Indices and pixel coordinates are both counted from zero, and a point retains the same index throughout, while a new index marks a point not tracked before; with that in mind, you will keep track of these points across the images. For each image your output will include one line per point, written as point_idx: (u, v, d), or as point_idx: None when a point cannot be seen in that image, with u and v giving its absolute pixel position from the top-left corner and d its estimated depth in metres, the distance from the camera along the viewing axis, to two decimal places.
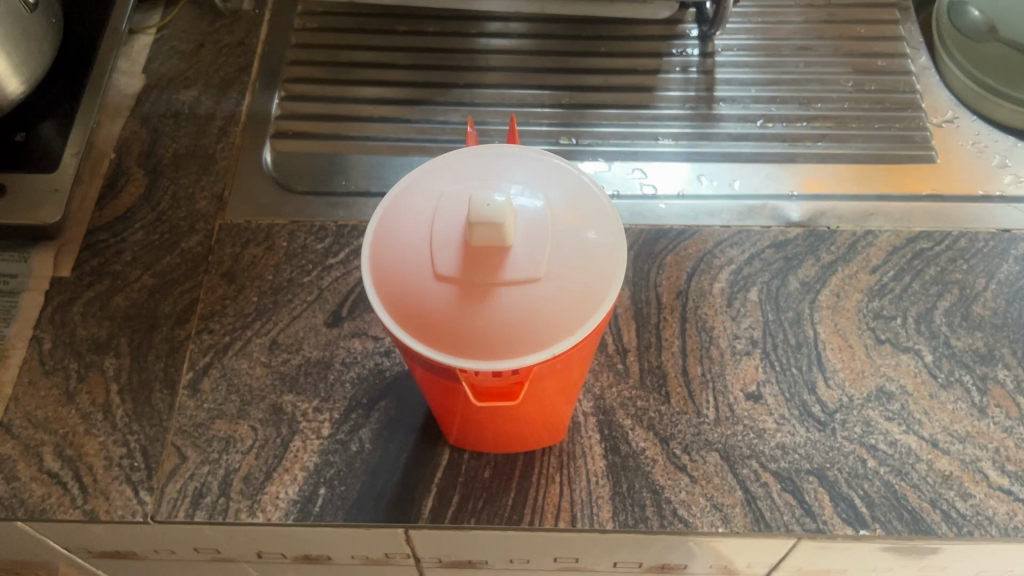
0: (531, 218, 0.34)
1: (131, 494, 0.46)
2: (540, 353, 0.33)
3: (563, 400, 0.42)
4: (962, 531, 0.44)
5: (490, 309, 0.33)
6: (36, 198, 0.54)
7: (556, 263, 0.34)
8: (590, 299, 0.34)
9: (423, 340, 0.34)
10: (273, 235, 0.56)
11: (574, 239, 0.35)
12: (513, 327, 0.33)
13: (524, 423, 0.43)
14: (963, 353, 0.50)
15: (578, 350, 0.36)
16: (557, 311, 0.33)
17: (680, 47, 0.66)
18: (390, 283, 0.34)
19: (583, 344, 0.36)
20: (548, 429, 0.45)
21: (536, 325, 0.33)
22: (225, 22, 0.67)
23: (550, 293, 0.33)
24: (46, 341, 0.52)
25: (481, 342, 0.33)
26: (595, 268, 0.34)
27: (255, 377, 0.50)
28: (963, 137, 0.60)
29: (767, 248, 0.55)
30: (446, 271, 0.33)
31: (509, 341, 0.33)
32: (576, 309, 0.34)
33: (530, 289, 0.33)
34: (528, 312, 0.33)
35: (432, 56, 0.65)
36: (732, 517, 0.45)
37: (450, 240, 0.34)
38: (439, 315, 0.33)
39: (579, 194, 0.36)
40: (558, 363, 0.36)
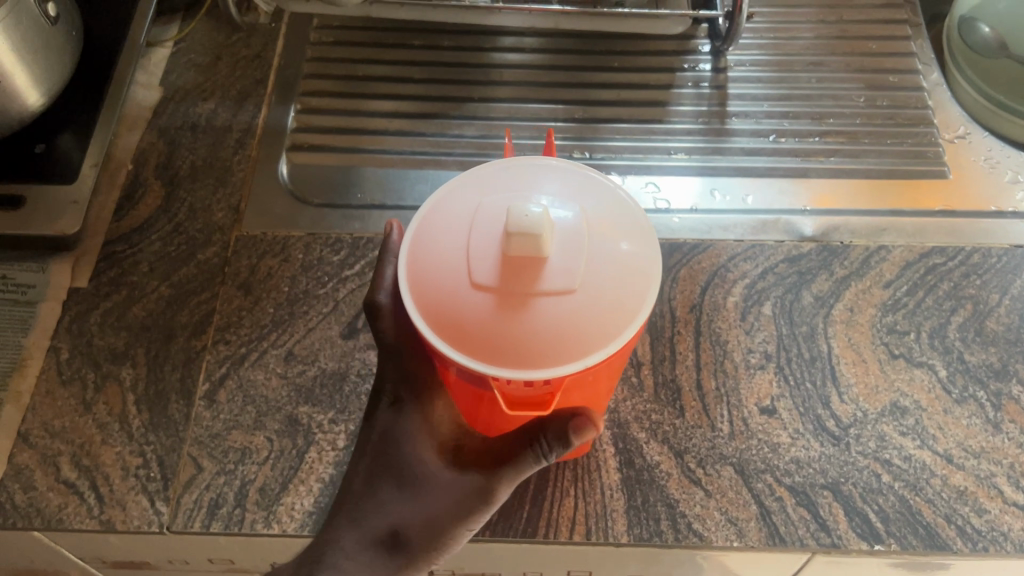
0: (566, 230, 0.35)
1: (148, 505, 0.46)
2: (575, 363, 0.33)
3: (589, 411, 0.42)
4: (978, 547, 0.44)
5: (525, 317, 0.33)
6: (56, 209, 0.55)
7: (591, 275, 0.34)
8: (624, 310, 0.34)
9: (457, 348, 0.34)
10: (290, 247, 0.56)
11: (608, 251, 0.35)
12: (548, 336, 0.33)
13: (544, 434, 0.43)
14: (977, 368, 0.51)
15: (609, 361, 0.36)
16: (591, 322, 0.34)
17: (692, 63, 0.66)
18: (426, 289, 0.35)
19: (614, 357, 0.36)
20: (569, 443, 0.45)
21: (569, 335, 0.33)
22: (242, 35, 0.67)
23: (584, 304, 0.34)
24: (63, 351, 0.52)
25: (517, 350, 0.33)
26: (628, 281, 0.35)
27: (271, 388, 0.50)
28: (975, 152, 0.60)
29: (781, 262, 0.55)
30: (482, 280, 0.34)
31: (544, 349, 0.33)
32: (610, 320, 0.34)
33: (565, 299, 0.34)
34: (562, 323, 0.33)
35: (446, 70, 0.65)
36: (747, 531, 0.45)
37: (487, 250, 0.34)
38: (474, 323, 0.34)
39: (613, 207, 0.37)
40: (589, 372, 0.36)
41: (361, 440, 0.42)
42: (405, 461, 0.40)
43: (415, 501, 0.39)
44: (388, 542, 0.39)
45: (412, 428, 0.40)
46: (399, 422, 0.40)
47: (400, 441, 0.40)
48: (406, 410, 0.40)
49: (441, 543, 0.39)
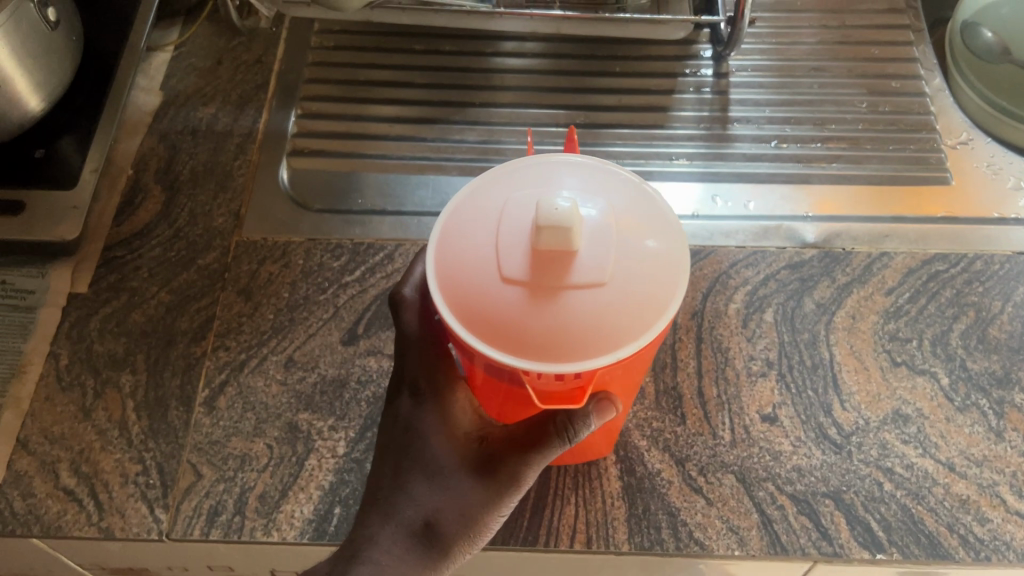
0: (595, 224, 0.34)
1: (147, 512, 0.46)
2: (604, 356, 0.33)
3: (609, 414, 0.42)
4: (980, 556, 0.44)
5: (556, 310, 0.33)
6: (56, 215, 0.55)
7: (620, 269, 0.34)
8: (654, 304, 0.34)
9: (487, 341, 0.34)
10: (290, 252, 0.56)
11: (637, 246, 0.35)
12: (579, 329, 0.33)
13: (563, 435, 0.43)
14: (980, 376, 0.50)
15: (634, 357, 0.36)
16: (620, 316, 0.33)
17: (694, 68, 0.66)
18: (456, 283, 0.34)
19: (640, 355, 0.35)
20: (585, 447, 0.46)
21: (598, 328, 0.33)
22: (242, 40, 0.67)
23: (615, 298, 0.33)
24: (63, 357, 0.52)
25: (547, 344, 0.33)
26: (657, 276, 0.34)
27: (271, 395, 0.50)
28: (977, 158, 0.60)
29: (783, 269, 0.55)
30: (512, 274, 0.33)
31: (575, 342, 0.33)
32: (640, 314, 0.34)
33: (595, 293, 0.33)
34: (591, 316, 0.33)
35: (447, 75, 0.65)
36: (749, 539, 0.45)
37: (516, 243, 0.34)
38: (504, 317, 0.33)
39: (641, 202, 0.36)
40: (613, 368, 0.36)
41: (382, 434, 0.42)
42: (432, 450, 0.41)
43: (447, 488, 0.40)
44: (424, 532, 0.39)
45: (431, 416, 0.41)
46: (419, 411, 0.41)
47: (424, 429, 0.41)
48: (424, 398, 0.41)
49: (477, 529, 0.40)
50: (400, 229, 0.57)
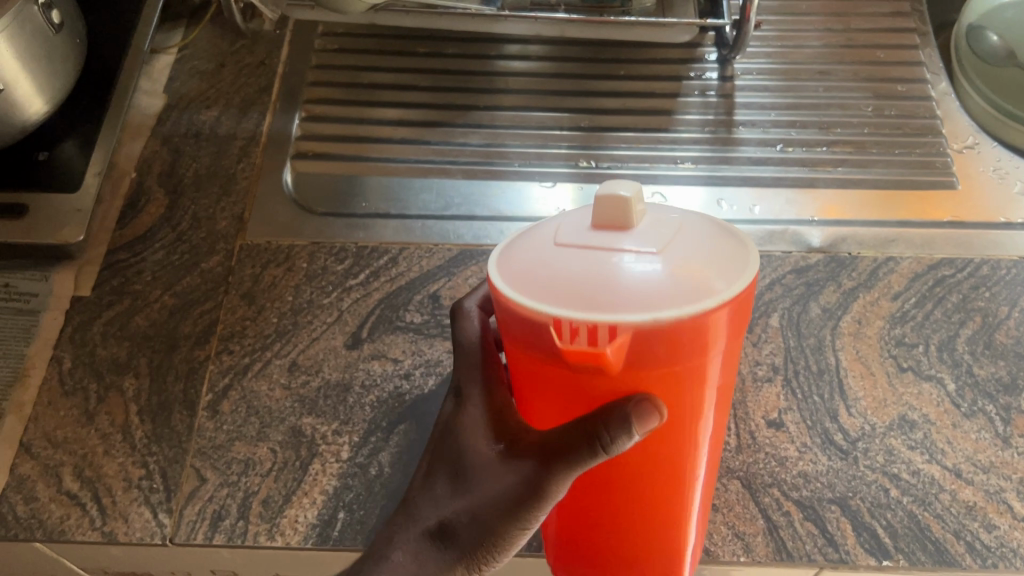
0: (660, 218, 0.32)
1: (150, 517, 0.46)
2: (637, 313, 0.28)
3: (670, 473, 0.37)
4: (987, 563, 0.44)
5: (599, 263, 0.29)
6: (59, 218, 0.55)
7: (678, 250, 0.30)
8: (708, 286, 0.29)
9: (522, 292, 0.30)
10: (294, 256, 0.56)
11: (703, 244, 0.31)
12: (618, 285, 0.29)
13: (613, 493, 0.38)
14: (986, 382, 0.50)
15: (683, 355, 0.30)
16: (668, 285, 0.29)
17: (699, 71, 0.65)
18: (508, 257, 0.32)
19: (688, 347, 0.30)
20: (651, 535, 0.39)
21: (638, 292, 0.29)
22: (246, 42, 0.67)
23: (666, 270, 0.29)
24: (66, 360, 0.52)
25: (582, 291, 0.29)
26: (719, 268, 0.30)
27: (275, 400, 0.50)
28: (984, 163, 0.60)
29: (789, 274, 0.55)
30: (563, 238, 0.31)
31: (612, 296, 0.29)
32: (690, 290, 0.29)
33: (645, 258, 0.29)
34: (636, 277, 0.29)
35: (451, 78, 0.65)
36: (754, 546, 0.45)
37: (575, 222, 0.32)
38: (545, 271, 0.30)
39: (718, 227, 0.33)
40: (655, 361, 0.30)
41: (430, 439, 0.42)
42: (459, 449, 0.39)
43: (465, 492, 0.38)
44: (438, 536, 0.38)
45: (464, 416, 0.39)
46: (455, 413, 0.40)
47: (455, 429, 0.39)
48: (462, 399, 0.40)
49: (492, 541, 0.37)
50: (404, 232, 0.57)
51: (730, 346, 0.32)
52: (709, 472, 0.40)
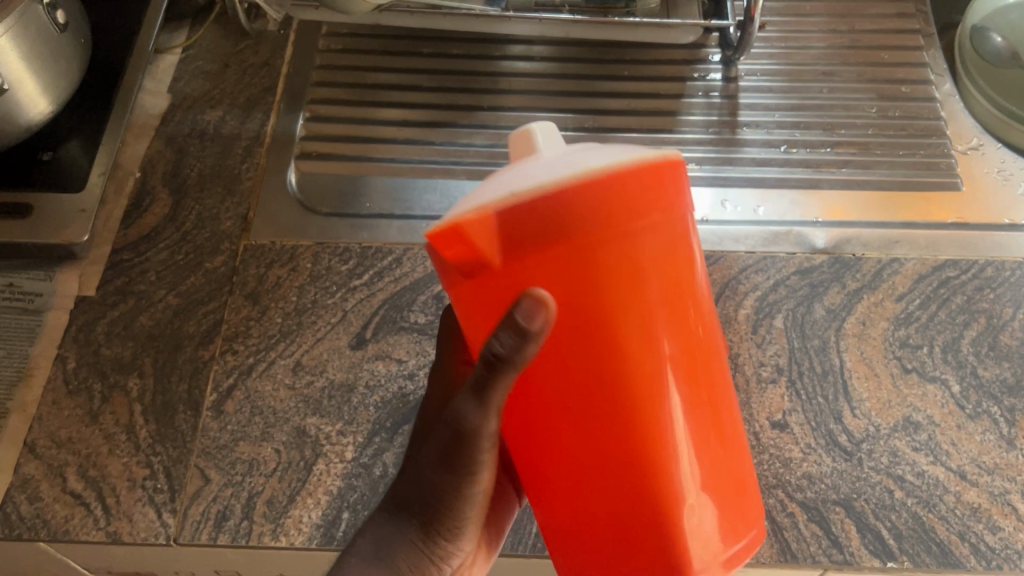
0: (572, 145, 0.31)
1: (155, 517, 0.46)
2: (501, 196, 0.27)
3: (627, 431, 0.30)
4: (992, 565, 0.44)
5: (486, 182, 0.29)
6: (64, 218, 0.55)
7: (568, 152, 0.29)
8: (586, 164, 0.27)
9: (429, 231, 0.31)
10: (298, 256, 0.56)
11: (605, 147, 0.29)
12: (495, 187, 0.28)
13: (569, 468, 0.31)
14: (991, 384, 0.50)
15: (571, 234, 0.27)
16: (542, 172, 0.28)
17: (703, 72, 0.65)
18: None
19: (572, 220, 0.27)
20: (639, 538, 0.31)
21: (512, 185, 0.28)
22: (250, 42, 0.66)
23: (546, 164, 0.28)
24: (70, 360, 0.52)
25: (463, 205, 0.29)
26: (609, 153, 0.28)
27: (279, 400, 0.50)
28: (988, 164, 0.60)
29: (793, 274, 0.55)
30: None
31: (484, 195, 0.28)
32: (565, 170, 0.27)
33: (528, 164, 0.29)
34: (513, 177, 0.28)
35: (455, 78, 0.65)
36: (759, 547, 0.45)
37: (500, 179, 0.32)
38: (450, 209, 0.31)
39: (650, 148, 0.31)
40: (542, 249, 0.28)
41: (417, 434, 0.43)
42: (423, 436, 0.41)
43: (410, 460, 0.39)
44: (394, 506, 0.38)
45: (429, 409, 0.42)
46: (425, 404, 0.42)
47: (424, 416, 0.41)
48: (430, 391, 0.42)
49: (447, 499, 0.37)
50: (409, 233, 0.57)
51: (648, 238, 0.28)
52: (714, 453, 0.32)
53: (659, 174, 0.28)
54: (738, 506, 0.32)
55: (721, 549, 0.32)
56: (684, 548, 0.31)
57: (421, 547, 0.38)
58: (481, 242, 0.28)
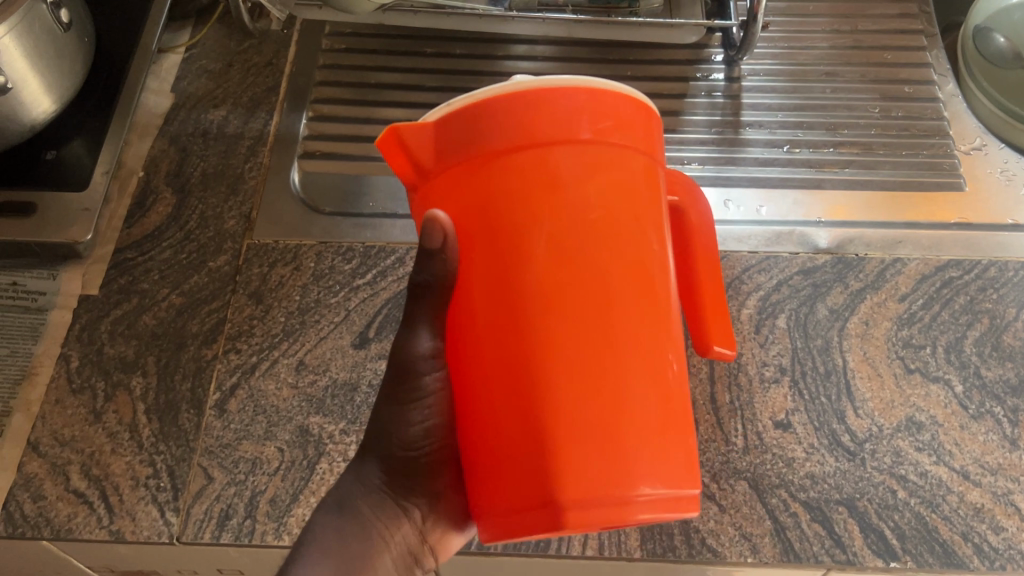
0: None
1: (158, 515, 0.46)
2: (440, 111, 0.30)
3: (528, 346, 0.29)
4: (994, 565, 0.44)
5: None
6: (68, 218, 0.55)
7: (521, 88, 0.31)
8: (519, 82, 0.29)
9: None
10: (301, 256, 0.56)
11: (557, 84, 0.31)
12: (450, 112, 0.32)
13: (479, 394, 0.30)
14: (994, 384, 0.50)
15: (483, 139, 0.29)
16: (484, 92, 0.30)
17: (706, 72, 0.65)
18: None
19: (485, 126, 0.29)
20: (526, 464, 0.29)
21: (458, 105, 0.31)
22: (254, 42, 0.67)
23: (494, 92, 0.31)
24: (73, 359, 0.52)
25: None
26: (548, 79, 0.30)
27: (283, 399, 0.50)
28: (991, 165, 0.60)
29: (796, 275, 0.55)
30: None
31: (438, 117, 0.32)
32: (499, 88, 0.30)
33: None
34: None
35: (458, 78, 0.65)
36: (762, 547, 0.45)
37: None
38: None
39: None
40: (459, 155, 0.30)
41: None
42: None
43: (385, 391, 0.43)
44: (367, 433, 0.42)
45: None
46: None
47: None
48: None
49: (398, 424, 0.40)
50: (412, 232, 0.57)
51: (566, 154, 0.29)
52: (628, 396, 0.29)
53: (591, 96, 0.29)
54: (663, 469, 0.29)
55: (631, 503, 0.28)
56: (569, 482, 0.28)
57: (385, 487, 0.41)
58: (416, 147, 0.31)
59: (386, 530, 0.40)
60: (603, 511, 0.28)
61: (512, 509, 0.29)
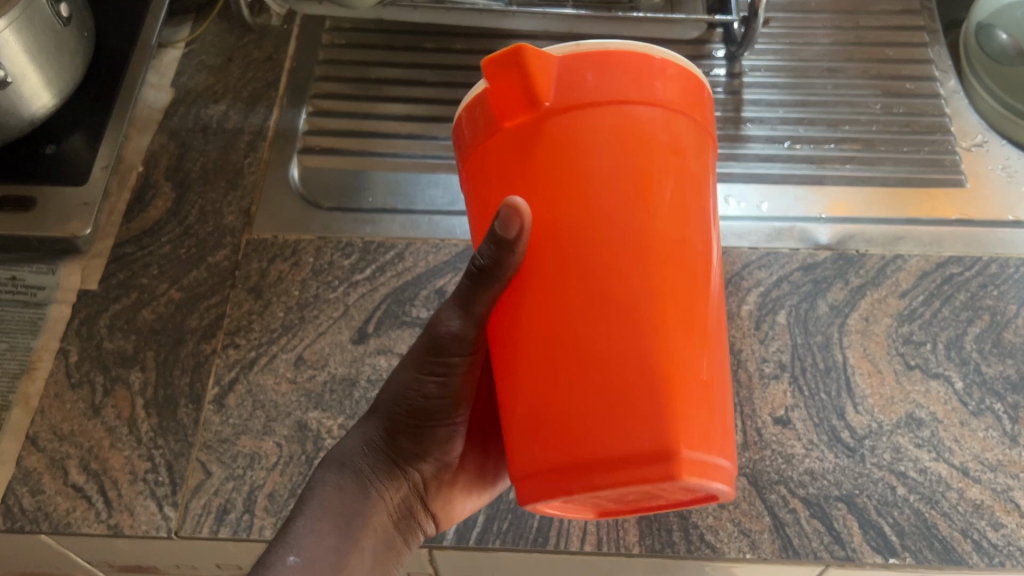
0: None
1: (156, 510, 0.46)
2: (566, 49, 0.31)
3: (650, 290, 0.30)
4: (994, 562, 0.44)
5: None
6: (67, 212, 0.55)
7: None
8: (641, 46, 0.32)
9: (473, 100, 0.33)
10: (301, 251, 0.56)
11: None
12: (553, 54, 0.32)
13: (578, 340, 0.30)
14: (995, 381, 0.50)
15: (614, 87, 0.31)
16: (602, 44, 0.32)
17: (706, 67, 0.65)
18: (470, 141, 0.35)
19: (620, 76, 0.31)
20: (633, 411, 0.29)
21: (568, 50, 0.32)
22: (253, 37, 0.66)
23: None
24: (72, 353, 0.52)
25: None
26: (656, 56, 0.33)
27: (281, 394, 0.50)
28: (992, 161, 0.60)
29: (796, 271, 0.55)
30: None
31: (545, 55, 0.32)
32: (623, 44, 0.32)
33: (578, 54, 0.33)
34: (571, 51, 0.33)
35: (458, 74, 0.65)
36: (761, 543, 0.46)
37: None
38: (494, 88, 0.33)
39: None
40: (587, 95, 0.31)
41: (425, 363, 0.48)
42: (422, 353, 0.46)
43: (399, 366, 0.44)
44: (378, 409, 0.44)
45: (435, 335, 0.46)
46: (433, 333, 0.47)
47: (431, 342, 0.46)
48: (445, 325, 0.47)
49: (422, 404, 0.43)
50: (411, 228, 0.57)
51: (682, 122, 0.32)
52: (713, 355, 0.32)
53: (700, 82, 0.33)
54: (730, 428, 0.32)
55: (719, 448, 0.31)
56: (680, 431, 0.29)
57: (387, 450, 0.43)
58: (538, 75, 0.30)
59: (386, 487, 0.43)
60: (701, 463, 0.30)
61: (608, 460, 0.29)
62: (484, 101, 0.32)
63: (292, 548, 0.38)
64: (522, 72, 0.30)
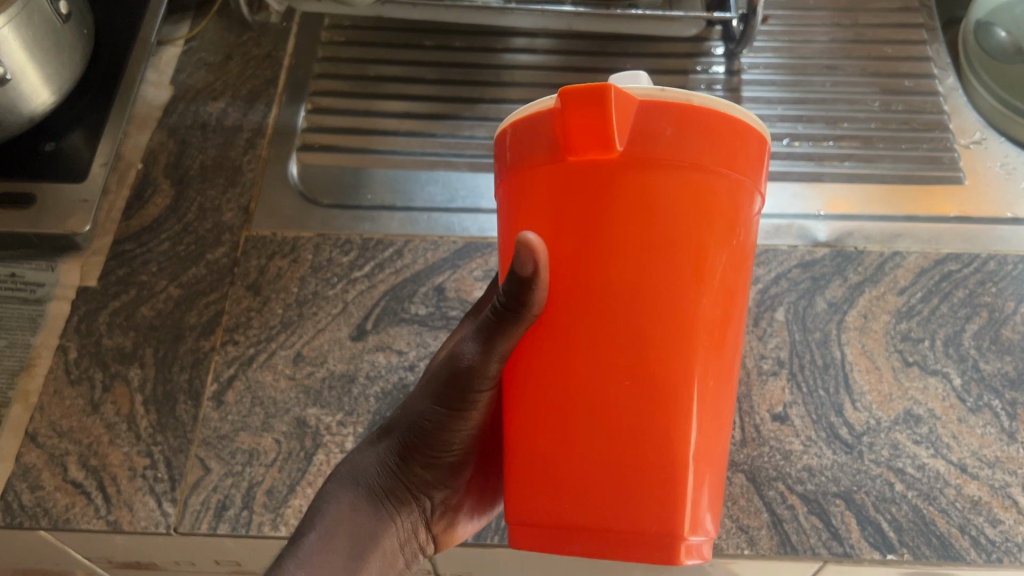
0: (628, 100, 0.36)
1: (155, 506, 0.47)
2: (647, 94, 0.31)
3: (688, 374, 0.32)
4: (991, 558, 0.44)
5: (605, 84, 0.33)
6: (66, 209, 0.55)
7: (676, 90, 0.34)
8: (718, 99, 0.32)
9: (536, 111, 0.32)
10: (299, 248, 0.56)
11: None
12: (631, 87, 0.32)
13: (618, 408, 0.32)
14: (993, 377, 0.50)
15: (689, 151, 0.31)
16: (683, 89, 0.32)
17: (705, 65, 0.65)
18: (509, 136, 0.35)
19: (701, 139, 0.31)
20: (652, 491, 0.32)
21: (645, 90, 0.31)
22: (253, 34, 0.66)
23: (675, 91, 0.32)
24: (71, 350, 0.52)
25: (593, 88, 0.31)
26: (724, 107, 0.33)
27: (280, 390, 0.50)
28: (991, 158, 0.60)
29: (795, 268, 0.55)
30: None
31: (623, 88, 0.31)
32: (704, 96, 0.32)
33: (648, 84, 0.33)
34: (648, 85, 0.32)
35: (457, 71, 0.65)
36: (759, 539, 0.46)
37: None
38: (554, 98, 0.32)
39: None
40: (660, 151, 0.31)
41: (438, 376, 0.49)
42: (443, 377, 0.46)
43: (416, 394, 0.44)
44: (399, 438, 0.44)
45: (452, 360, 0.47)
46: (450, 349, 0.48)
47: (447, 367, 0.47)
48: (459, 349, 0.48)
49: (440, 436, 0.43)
50: (410, 225, 0.57)
51: (743, 193, 0.33)
52: (721, 428, 0.35)
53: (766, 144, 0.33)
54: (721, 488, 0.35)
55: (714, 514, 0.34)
56: (690, 515, 0.32)
57: (400, 475, 0.45)
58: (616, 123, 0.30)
59: (395, 512, 0.45)
60: (697, 543, 0.33)
61: (620, 530, 0.32)
62: (552, 120, 0.32)
63: (300, 564, 0.39)
64: (603, 115, 0.30)
